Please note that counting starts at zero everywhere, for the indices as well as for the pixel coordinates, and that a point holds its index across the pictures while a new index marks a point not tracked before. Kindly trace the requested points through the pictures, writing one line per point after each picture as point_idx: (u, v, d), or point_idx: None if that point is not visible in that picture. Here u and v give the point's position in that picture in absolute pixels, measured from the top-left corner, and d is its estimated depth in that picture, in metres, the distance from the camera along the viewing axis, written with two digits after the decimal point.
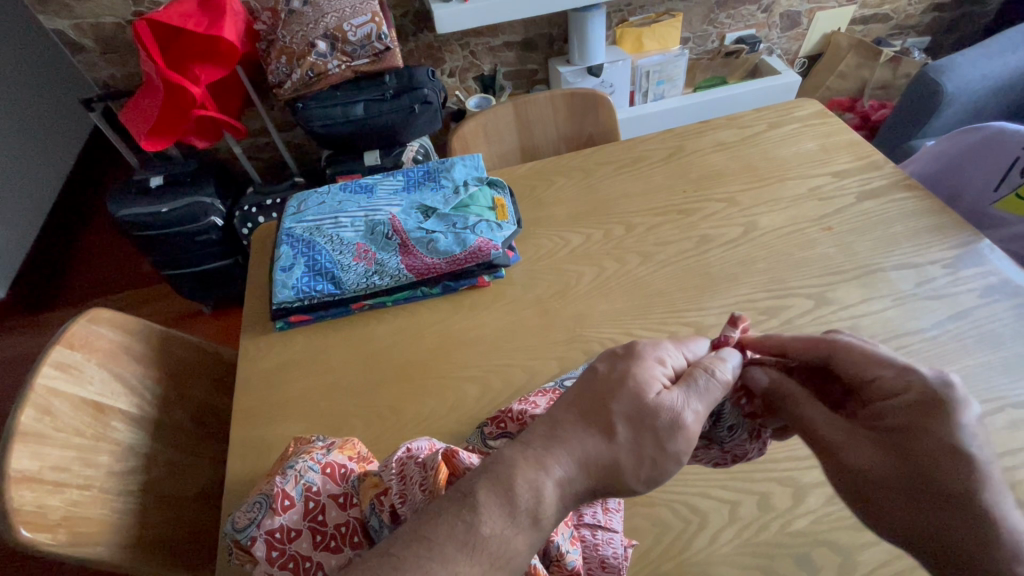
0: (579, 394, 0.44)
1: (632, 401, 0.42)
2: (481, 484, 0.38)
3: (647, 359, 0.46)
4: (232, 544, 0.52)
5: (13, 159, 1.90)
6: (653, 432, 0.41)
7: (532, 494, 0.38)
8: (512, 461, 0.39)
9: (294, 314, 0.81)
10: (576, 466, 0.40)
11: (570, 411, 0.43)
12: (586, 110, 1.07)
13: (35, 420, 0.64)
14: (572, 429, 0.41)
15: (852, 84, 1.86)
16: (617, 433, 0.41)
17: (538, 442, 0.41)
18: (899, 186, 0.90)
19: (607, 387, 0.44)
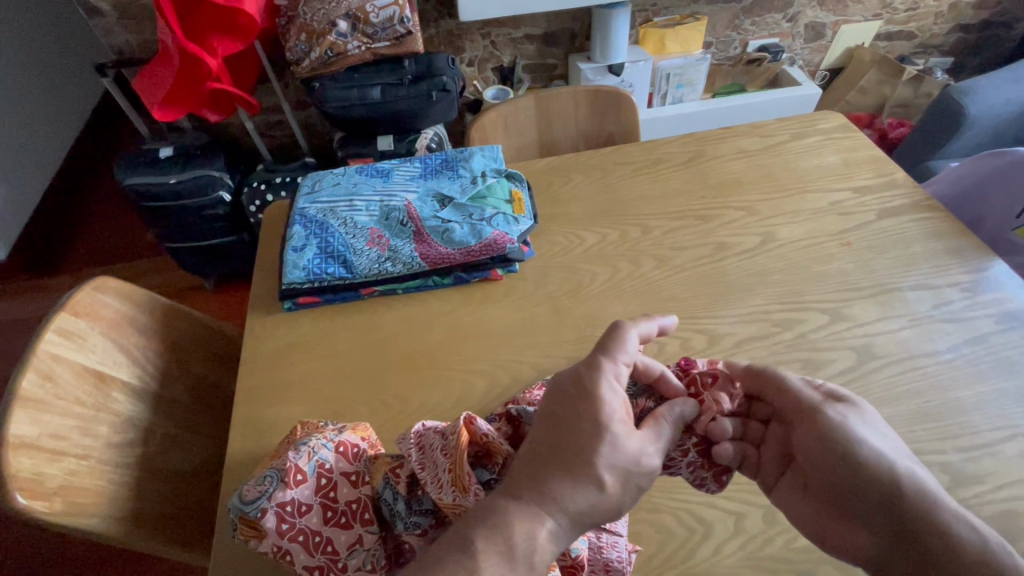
0: (556, 446, 0.46)
1: (613, 453, 0.46)
2: (478, 533, 0.42)
3: (605, 398, 0.48)
4: (238, 517, 0.51)
5: (21, 120, 1.88)
6: (635, 482, 0.46)
7: (530, 544, 0.42)
8: (509, 514, 0.43)
9: (304, 295, 0.80)
10: (572, 517, 0.44)
11: (549, 463, 0.46)
12: (607, 109, 1.06)
13: (36, 386, 0.63)
14: (562, 484, 0.44)
15: (872, 100, 1.84)
16: (606, 484, 0.45)
17: (531, 496, 0.44)
18: (921, 206, 0.89)
19: (581, 433, 0.47)
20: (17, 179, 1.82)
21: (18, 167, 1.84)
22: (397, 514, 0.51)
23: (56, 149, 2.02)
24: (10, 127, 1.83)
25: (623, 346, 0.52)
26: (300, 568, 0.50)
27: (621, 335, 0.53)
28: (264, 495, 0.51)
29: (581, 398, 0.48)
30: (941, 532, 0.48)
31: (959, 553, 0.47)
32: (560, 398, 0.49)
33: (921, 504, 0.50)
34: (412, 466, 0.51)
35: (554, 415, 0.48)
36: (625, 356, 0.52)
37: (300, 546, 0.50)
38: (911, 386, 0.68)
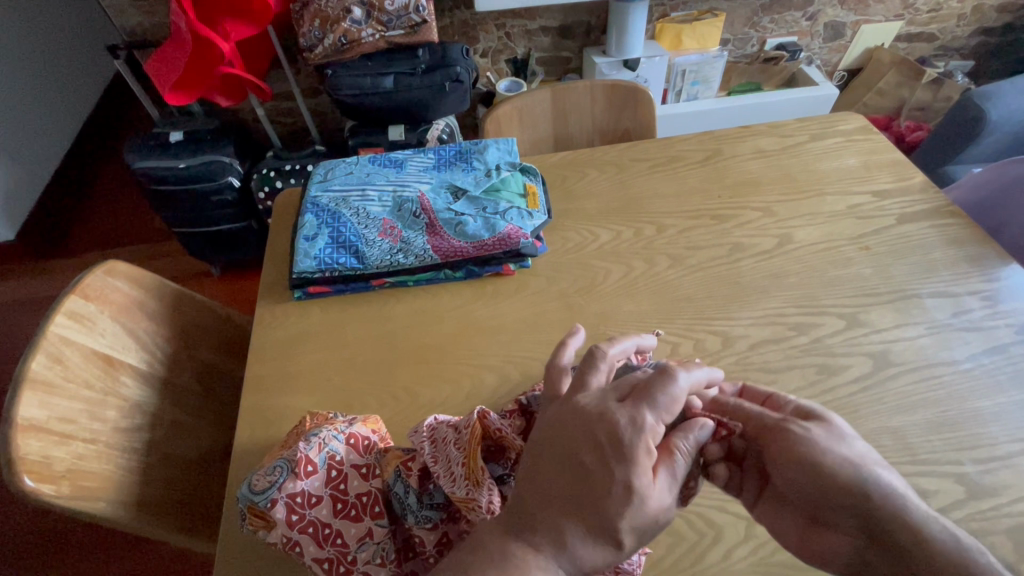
0: (568, 497, 0.43)
1: (637, 515, 0.41)
2: (489, 573, 0.40)
3: (638, 456, 0.42)
4: (247, 508, 0.50)
5: (32, 100, 1.87)
6: (651, 536, 0.43)
7: None
8: (522, 568, 0.40)
9: (314, 285, 0.80)
10: (581, 570, 0.42)
11: (569, 518, 0.42)
12: (624, 104, 1.05)
13: (45, 368, 0.63)
14: (576, 541, 0.41)
15: (889, 103, 1.82)
16: (624, 545, 0.41)
17: (545, 542, 0.42)
18: (942, 212, 0.87)
19: (601, 487, 0.42)
20: (27, 159, 1.82)
21: (28, 147, 1.83)
22: (408, 508, 0.50)
23: (67, 130, 2.02)
24: (21, 107, 1.82)
25: (672, 394, 0.45)
26: (309, 561, 0.49)
27: (674, 380, 0.46)
28: (274, 486, 0.50)
29: (612, 450, 0.43)
30: (922, 542, 0.44)
31: (943, 569, 0.43)
32: (583, 443, 0.44)
33: (899, 513, 0.46)
34: (424, 459, 0.51)
35: (574, 462, 0.43)
36: (670, 408, 0.45)
37: (309, 538, 0.50)
38: (929, 395, 0.67)
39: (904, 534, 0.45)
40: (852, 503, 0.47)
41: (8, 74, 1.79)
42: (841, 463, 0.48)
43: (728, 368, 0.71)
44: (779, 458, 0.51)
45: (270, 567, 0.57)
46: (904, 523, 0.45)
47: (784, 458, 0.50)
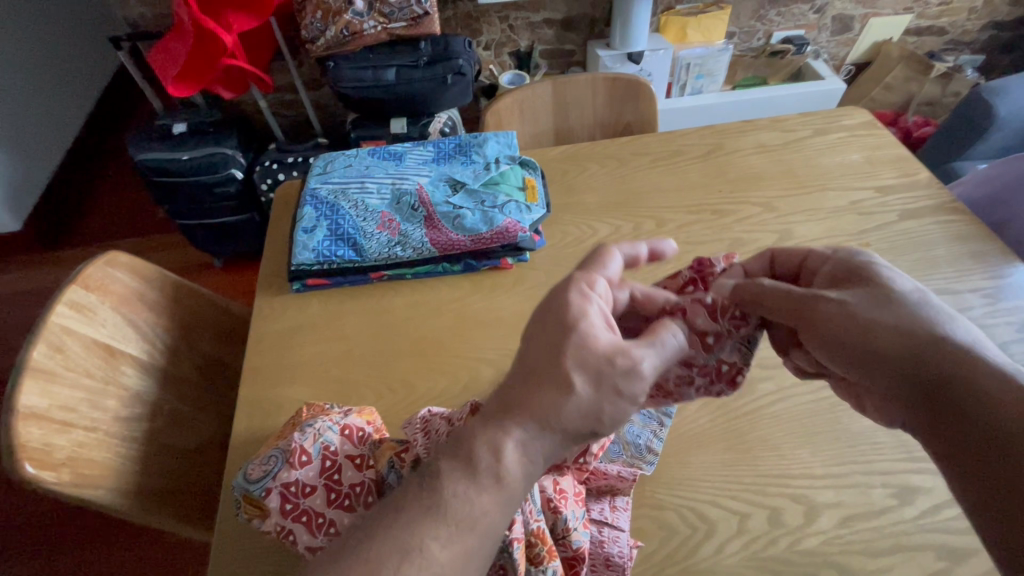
0: (526, 356, 0.47)
1: (585, 352, 0.45)
2: (443, 456, 0.43)
3: (573, 300, 0.48)
4: (242, 496, 0.52)
5: (37, 91, 1.88)
6: (612, 383, 0.45)
7: (497, 456, 0.42)
8: (472, 433, 0.43)
9: (313, 277, 0.80)
10: (542, 422, 0.43)
11: (519, 375, 0.46)
12: (626, 97, 1.04)
13: (46, 357, 0.64)
14: (527, 391, 0.44)
15: (897, 97, 1.79)
16: (576, 385, 0.44)
17: (498, 411, 0.44)
18: (946, 208, 0.86)
19: (550, 338, 0.47)
20: (31, 151, 1.83)
21: (32, 139, 1.84)
22: None
23: (72, 123, 2.03)
24: (24, 99, 1.83)
25: (605, 264, 0.53)
26: (303, 550, 0.50)
27: (603, 254, 0.53)
28: (269, 475, 0.51)
29: (553, 304, 0.49)
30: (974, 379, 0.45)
31: (993, 399, 0.43)
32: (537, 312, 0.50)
33: (953, 353, 0.47)
34: (417, 451, 0.52)
35: (529, 327, 0.49)
36: (603, 269, 0.52)
37: (302, 528, 0.50)
38: None
39: (965, 386, 0.45)
40: (906, 349, 0.48)
41: (12, 66, 1.79)
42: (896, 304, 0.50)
43: None
44: (825, 319, 0.50)
45: (267, 555, 0.57)
46: (957, 363, 0.46)
47: (829, 318, 0.50)
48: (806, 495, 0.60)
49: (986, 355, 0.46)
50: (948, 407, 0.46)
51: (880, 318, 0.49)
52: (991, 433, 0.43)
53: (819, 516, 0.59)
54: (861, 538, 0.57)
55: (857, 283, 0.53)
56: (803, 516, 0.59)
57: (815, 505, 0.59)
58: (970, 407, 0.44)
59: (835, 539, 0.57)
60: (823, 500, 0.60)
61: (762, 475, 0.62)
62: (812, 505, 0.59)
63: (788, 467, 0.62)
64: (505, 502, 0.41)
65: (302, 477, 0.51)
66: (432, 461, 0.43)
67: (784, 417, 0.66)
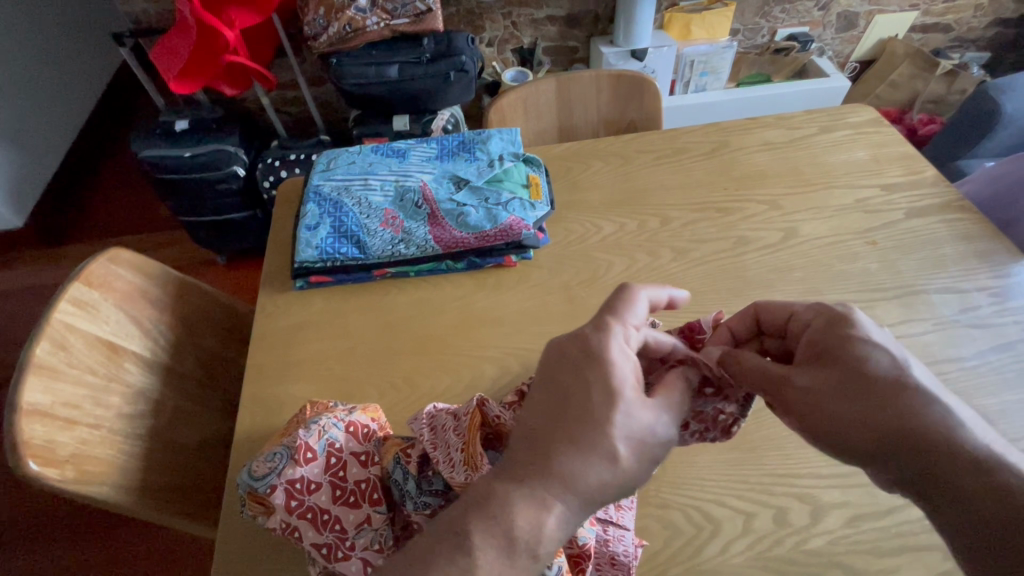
0: (559, 418, 0.45)
1: (629, 421, 0.44)
2: (475, 526, 0.41)
3: (614, 361, 0.46)
4: (246, 493, 0.51)
5: (39, 87, 1.88)
6: (651, 453, 0.44)
7: (535, 532, 0.41)
8: (509, 504, 0.41)
9: (316, 274, 0.80)
10: (582, 496, 0.42)
11: (559, 440, 0.44)
12: (630, 94, 1.03)
13: (50, 354, 0.64)
14: (570, 463, 0.42)
15: (902, 95, 1.78)
16: (621, 457, 0.43)
17: (534, 481, 0.42)
18: (952, 206, 0.86)
19: (585, 403, 0.45)
20: (33, 147, 1.83)
21: (35, 135, 1.84)
22: (407, 494, 0.51)
23: (74, 119, 2.03)
24: (27, 95, 1.83)
25: (631, 309, 0.51)
26: (308, 546, 0.50)
27: (630, 298, 0.52)
28: (273, 472, 0.51)
29: (591, 361, 0.46)
30: (969, 471, 0.43)
31: (982, 493, 0.42)
32: (563, 367, 0.47)
33: (945, 437, 0.45)
34: (423, 446, 0.51)
35: (560, 381, 0.47)
36: (634, 317, 0.51)
37: (307, 525, 0.50)
38: None
39: (952, 486, 0.44)
40: (891, 424, 0.46)
41: (15, 62, 1.79)
42: (885, 372, 0.48)
43: None
44: (797, 408, 0.49)
45: (271, 553, 0.57)
46: (948, 450, 0.44)
47: (802, 405, 0.49)
48: (812, 495, 0.60)
49: (973, 437, 0.44)
50: (934, 504, 0.45)
51: (870, 388, 0.47)
52: (975, 536, 0.42)
53: (824, 516, 0.58)
54: (866, 537, 0.57)
55: (833, 356, 0.50)
56: (809, 516, 0.58)
57: (821, 505, 0.59)
58: (960, 497, 0.43)
59: (840, 539, 0.57)
60: (829, 499, 0.59)
61: (768, 475, 0.61)
62: (818, 505, 0.59)
63: (793, 466, 0.62)
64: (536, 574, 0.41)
65: (308, 474, 0.51)
66: (460, 526, 0.41)
67: None
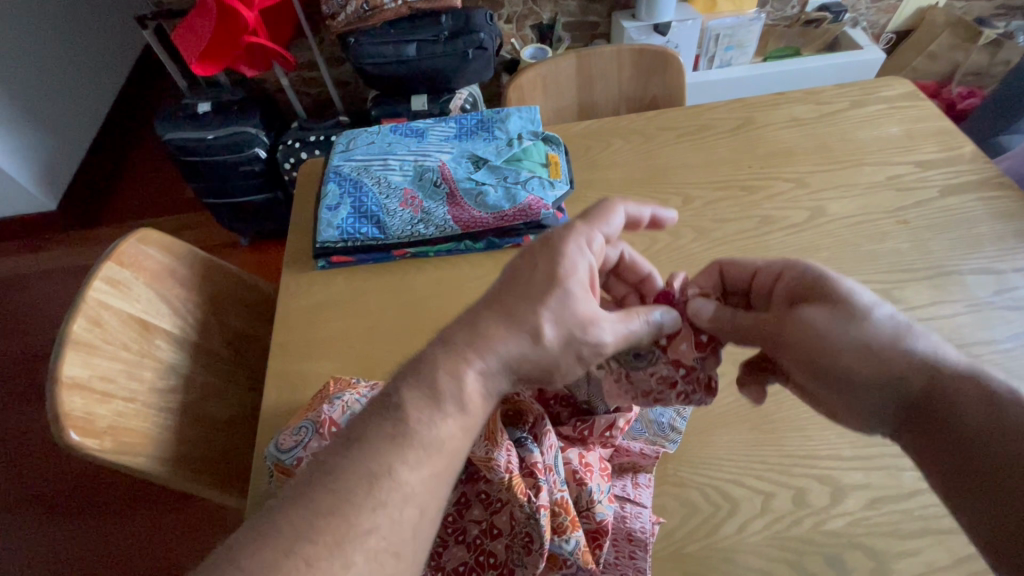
0: (504, 294, 0.49)
1: (564, 311, 0.49)
2: (405, 386, 0.45)
3: (570, 255, 0.51)
4: (273, 465, 0.53)
5: (66, 71, 1.92)
6: (577, 347, 0.49)
7: (457, 388, 0.45)
8: (437, 363, 0.45)
9: (337, 255, 0.81)
10: (503, 362, 0.47)
11: (494, 313, 0.48)
12: (652, 70, 1.01)
13: (86, 331, 0.66)
14: (497, 330, 0.47)
15: (941, 68, 1.70)
16: (545, 336, 0.48)
17: (463, 340, 0.47)
18: (990, 184, 0.82)
19: (530, 289, 0.49)
20: (63, 131, 1.88)
21: (62, 120, 1.89)
22: None
23: (101, 102, 2.07)
24: (55, 79, 1.87)
25: (605, 220, 0.55)
26: None
27: (608, 210, 0.56)
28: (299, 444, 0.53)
29: (543, 253, 0.51)
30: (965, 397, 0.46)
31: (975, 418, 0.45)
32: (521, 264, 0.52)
33: (934, 366, 0.48)
34: None
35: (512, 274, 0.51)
36: (605, 225, 0.55)
37: None
38: None
39: (943, 410, 0.47)
40: (894, 366, 0.49)
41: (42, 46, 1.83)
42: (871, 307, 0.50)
43: None
44: (792, 338, 0.52)
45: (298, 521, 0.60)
46: (940, 386, 0.47)
47: (792, 344, 0.52)
48: (831, 477, 0.59)
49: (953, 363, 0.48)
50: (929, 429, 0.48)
51: (859, 328, 0.50)
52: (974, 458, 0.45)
53: (842, 498, 0.58)
54: (888, 520, 0.57)
55: (812, 295, 0.53)
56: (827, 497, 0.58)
57: (838, 487, 0.59)
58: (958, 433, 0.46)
59: (859, 519, 0.57)
60: (847, 482, 0.59)
61: (788, 457, 0.61)
62: (837, 486, 0.59)
63: (814, 448, 0.61)
64: (468, 428, 0.45)
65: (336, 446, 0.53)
66: (397, 389, 0.45)
67: None
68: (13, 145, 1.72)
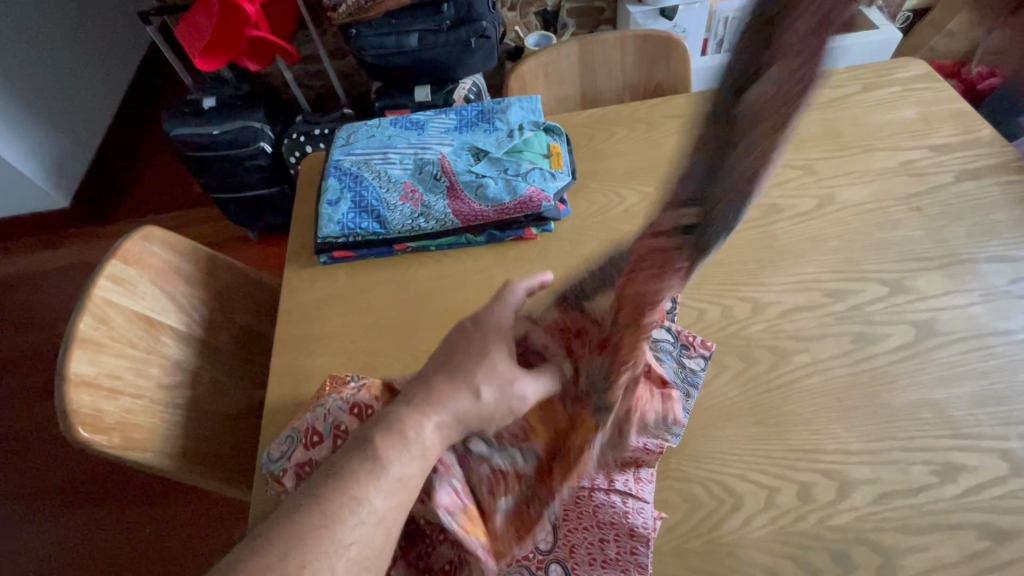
0: (443, 363, 0.53)
1: (493, 370, 0.51)
2: (377, 433, 0.47)
3: (498, 323, 0.54)
4: (267, 474, 0.56)
5: (75, 69, 1.94)
6: (507, 402, 0.50)
7: (419, 435, 0.48)
8: (402, 417, 0.48)
9: (338, 250, 0.80)
10: (452, 418, 0.50)
11: (438, 374, 0.52)
12: (657, 57, 0.98)
13: (92, 329, 0.67)
14: (443, 389, 0.51)
15: (960, 46, 1.64)
16: (482, 395, 0.50)
17: (419, 398, 0.50)
18: (1008, 167, 0.79)
19: (485, 347, 0.53)
20: (72, 129, 1.90)
21: (71, 117, 1.91)
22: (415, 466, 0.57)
23: (111, 99, 2.08)
24: (64, 77, 1.89)
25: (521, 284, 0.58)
26: None
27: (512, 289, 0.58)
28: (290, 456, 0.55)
29: (476, 327, 0.55)
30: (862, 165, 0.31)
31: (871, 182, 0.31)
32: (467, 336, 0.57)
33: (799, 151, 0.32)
34: None
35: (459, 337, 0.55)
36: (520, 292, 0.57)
37: None
38: (974, 366, 0.63)
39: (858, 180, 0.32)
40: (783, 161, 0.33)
41: (50, 44, 1.85)
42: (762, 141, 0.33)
43: (757, 336, 0.68)
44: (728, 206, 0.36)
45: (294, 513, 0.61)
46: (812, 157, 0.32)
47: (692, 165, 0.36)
48: (838, 471, 0.58)
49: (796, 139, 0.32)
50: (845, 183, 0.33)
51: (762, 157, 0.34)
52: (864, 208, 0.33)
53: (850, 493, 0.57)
54: (895, 515, 0.56)
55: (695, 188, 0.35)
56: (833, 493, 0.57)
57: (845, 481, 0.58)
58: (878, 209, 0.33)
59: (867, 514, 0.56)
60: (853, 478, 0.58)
61: (796, 452, 0.60)
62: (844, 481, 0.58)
63: (820, 442, 0.60)
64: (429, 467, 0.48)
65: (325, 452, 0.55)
66: (364, 438, 0.47)
67: (819, 392, 0.63)
68: (24, 142, 1.75)
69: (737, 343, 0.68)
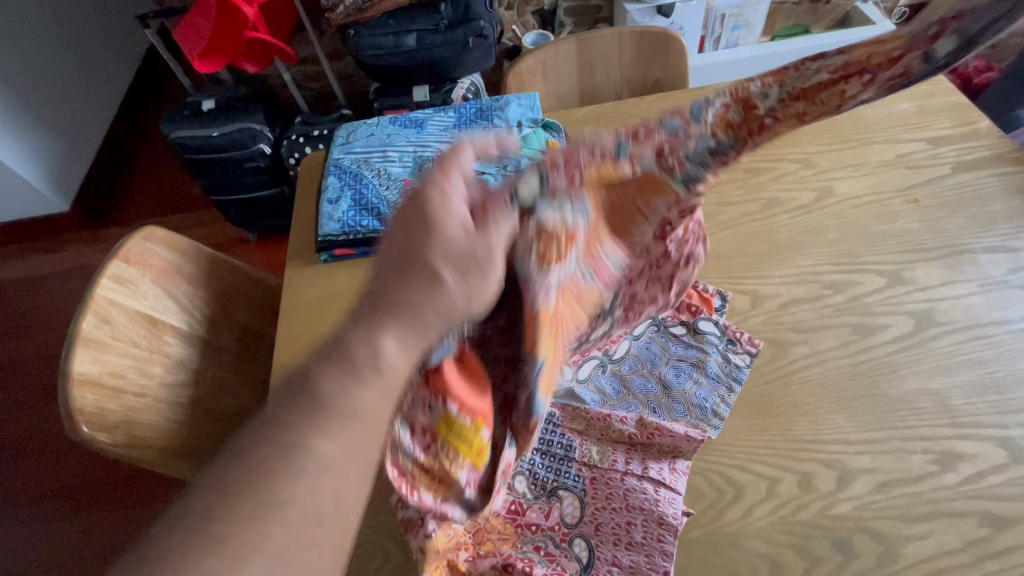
0: (393, 263, 0.39)
1: (446, 247, 0.39)
2: (324, 372, 0.34)
3: (444, 195, 0.40)
4: None
5: (74, 72, 1.94)
6: (476, 273, 0.39)
7: (375, 356, 0.35)
8: (357, 337, 0.36)
9: (339, 248, 0.79)
10: (420, 326, 0.37)
11: (391, 267, 0.38)
12: (654, 54, 0.99)
13: (95, 328, 0.67)
14: (405, 291, 0.37)
15: None
16: (447, 277, 0.38)
17: (371, 312, 0.37)
18: (1005, 159, 0.80)
19: (433, 240, 0.39)
20: (72, 132, 1.91)
21: (71, 121, 1.91)
22: None
23: (110, 103, 2.09)
24: (64, 80, 1.90)
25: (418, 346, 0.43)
26: None
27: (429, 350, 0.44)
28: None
29: (411, 204, 0.40)
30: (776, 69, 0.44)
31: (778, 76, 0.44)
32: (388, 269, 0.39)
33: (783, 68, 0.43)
34: None
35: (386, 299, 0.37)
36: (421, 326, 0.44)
37: None
38: (973, 355, 0.64)
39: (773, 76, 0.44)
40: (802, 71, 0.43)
41: (49, 48, 1.85)
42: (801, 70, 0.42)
43: (758, 328, 0.68)
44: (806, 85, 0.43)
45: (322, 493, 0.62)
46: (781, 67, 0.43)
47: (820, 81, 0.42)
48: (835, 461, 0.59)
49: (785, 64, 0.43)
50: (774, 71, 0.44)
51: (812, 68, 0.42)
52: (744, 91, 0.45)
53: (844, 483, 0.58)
54: (896, 504, 0.56)
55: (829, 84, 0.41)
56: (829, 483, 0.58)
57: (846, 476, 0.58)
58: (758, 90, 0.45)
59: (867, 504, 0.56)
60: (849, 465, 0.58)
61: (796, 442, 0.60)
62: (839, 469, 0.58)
63: (820, 432, 0.60)
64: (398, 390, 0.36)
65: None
66: (304, 372, 0.35)
67: (821, 382, 0.64)
68: (24, 145, 1.75)
69: (738, 336, 0.68)
